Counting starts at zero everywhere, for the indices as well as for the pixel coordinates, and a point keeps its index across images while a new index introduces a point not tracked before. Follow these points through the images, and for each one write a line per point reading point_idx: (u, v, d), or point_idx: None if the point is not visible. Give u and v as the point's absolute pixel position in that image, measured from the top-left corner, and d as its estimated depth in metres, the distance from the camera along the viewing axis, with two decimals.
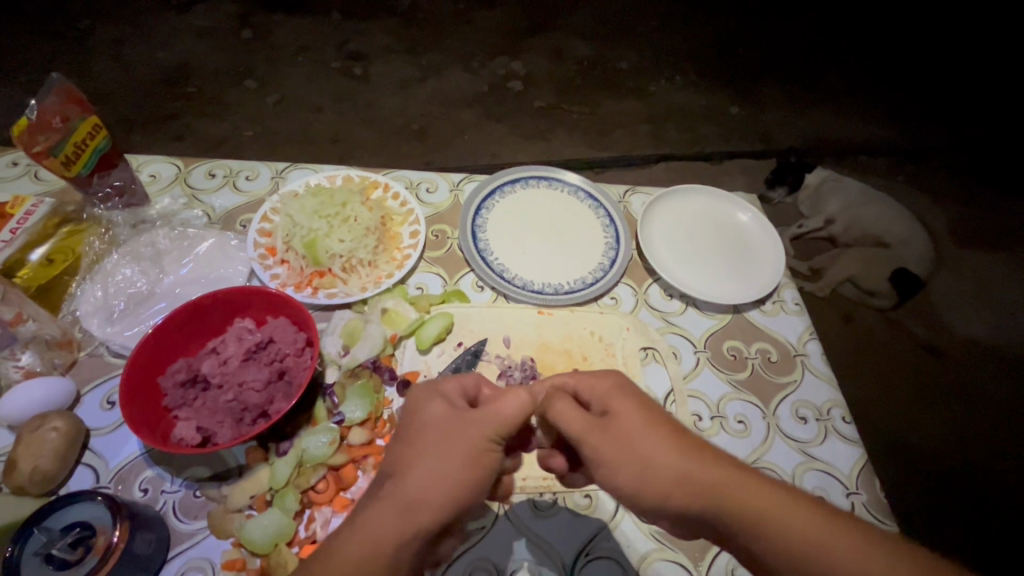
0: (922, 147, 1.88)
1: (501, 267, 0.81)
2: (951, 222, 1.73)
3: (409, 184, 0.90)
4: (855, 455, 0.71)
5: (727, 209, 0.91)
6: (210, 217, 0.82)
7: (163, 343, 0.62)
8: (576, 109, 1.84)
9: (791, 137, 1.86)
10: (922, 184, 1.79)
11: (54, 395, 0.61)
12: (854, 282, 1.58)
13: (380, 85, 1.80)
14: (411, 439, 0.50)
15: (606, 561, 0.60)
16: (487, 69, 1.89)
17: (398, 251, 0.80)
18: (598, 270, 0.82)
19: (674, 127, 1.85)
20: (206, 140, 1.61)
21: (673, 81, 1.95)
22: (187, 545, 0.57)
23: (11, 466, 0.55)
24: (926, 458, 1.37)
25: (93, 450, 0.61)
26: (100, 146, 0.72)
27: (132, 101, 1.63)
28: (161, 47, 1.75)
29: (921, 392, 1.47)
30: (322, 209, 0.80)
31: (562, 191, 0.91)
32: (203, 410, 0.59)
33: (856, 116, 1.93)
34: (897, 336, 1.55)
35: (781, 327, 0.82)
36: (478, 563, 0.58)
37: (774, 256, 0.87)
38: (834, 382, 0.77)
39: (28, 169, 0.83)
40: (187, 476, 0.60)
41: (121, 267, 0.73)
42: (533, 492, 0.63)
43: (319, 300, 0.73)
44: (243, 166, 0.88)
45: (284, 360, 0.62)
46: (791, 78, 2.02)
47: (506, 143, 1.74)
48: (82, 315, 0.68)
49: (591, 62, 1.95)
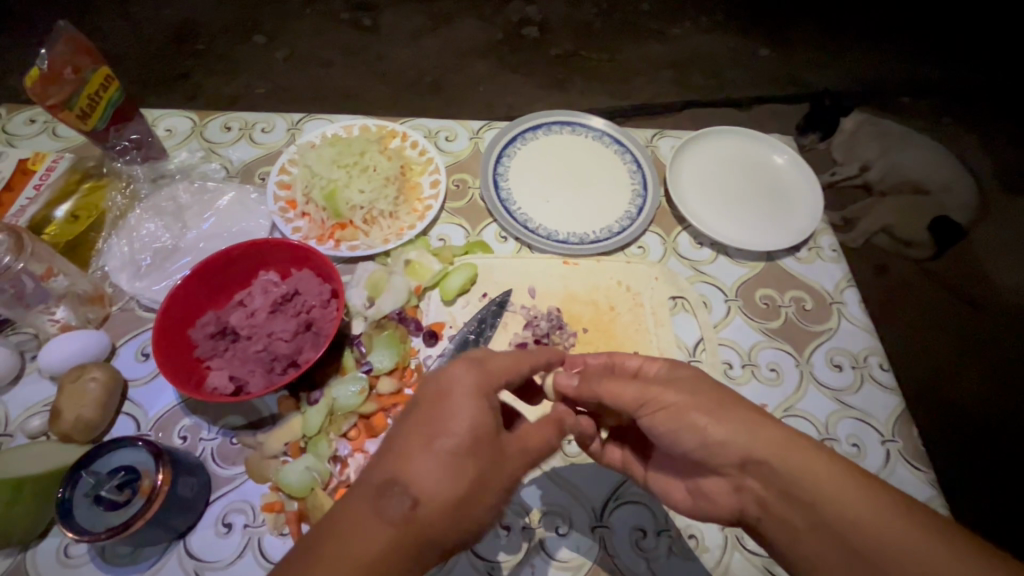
0: (971, 84, 1.75)
1: (525, 217, 0.78)
2: (998, 161, 1.62)
3: (427, 133, 0.87)
4: (924, 487, 0.64)
5: (762, 150, 0.87)
6: (228, 170, 0.81)
7: (192, 296, 0.62)
8: (597, 55, 1.75)
9: (826, 79, 1.75)
10: (969, 125, 1.67)
11: (90, 348, 0.63)
12: (890, 232, 1.51)
13: (392, 36, 1.73)
14: (437, 438, 0.42)
15: (636, 506, 0.60)
16: (501, 15, 1.80)
17: (419, 202, 0.79)
18: (625, 219, 0.79)
19: (702, 70, 1.75)
20: (218, 99, 1.58)
21: (700, 22, 1.84)
22: (227, 488, 0.58)
23: (55, 415, 0.57)
24: (955, 407, 1.35)
25: (133, 400, 0.63)
26: (113, 99, 0.70)
27: (143, 60, 1.60)
28: (167, 4, 1.70)
29: (957, 343, 1.43)
30: (340, 158, 0.78)
31: (586, 136, 0.87)
32: (234, 360, 0.60)
33: (895, 54, 1.81)
34: (931, 287, 1.50)
35: (816, 274, 0.78)
36: (509, 507, 0.59)
37: (812, 201, 0.82)
38: (872, 330, 0.74)
39: (45, 125, 0.82)
40: (224, 424, 0.62)
41: (144, 222, 0.73)
42: (561, 439, 0.64)
43: (342, 252, 0.72)
44: (258, 118, 0.86)
45: (310, 312, 0.62)
46: (828, 15, 1.88)
47: (523, 93, 1.68)
48: (111, 270, 0.69)
49: (611, 4, 1.84)
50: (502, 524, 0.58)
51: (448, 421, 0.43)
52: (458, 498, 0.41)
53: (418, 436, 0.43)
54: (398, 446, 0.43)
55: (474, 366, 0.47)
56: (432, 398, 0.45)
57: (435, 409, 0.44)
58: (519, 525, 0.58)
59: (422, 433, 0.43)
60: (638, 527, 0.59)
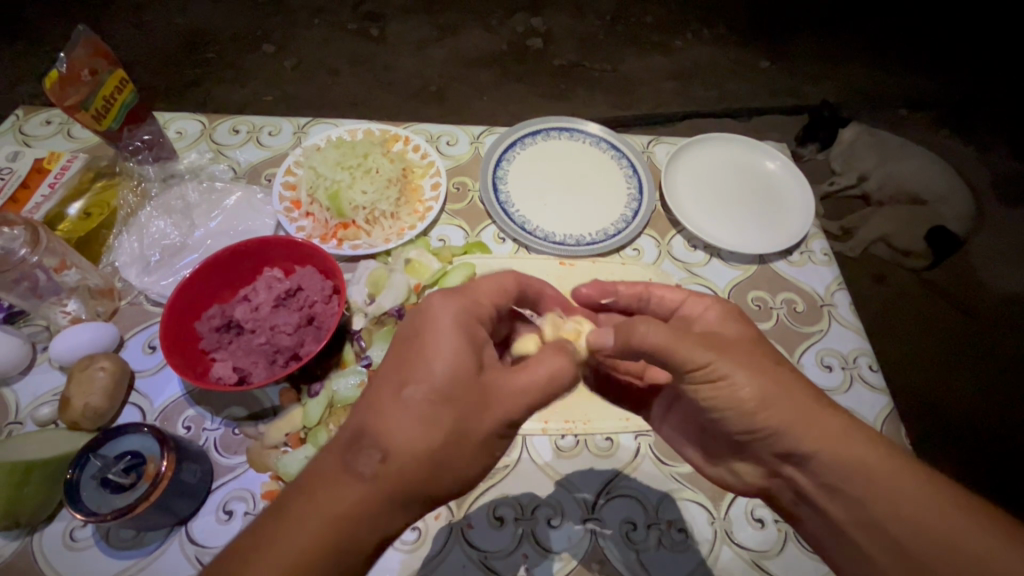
0: (967, 98, 1.77)
1: (522, 219, 0.81)
2: (994, 173, 1.64)
3: (429, 138, 0.90)
4: None
5: (755, 157, 0.89)
6: (236, 171, 0.83)
7: (199, 290, 0.65)
8: (599, 66, 1.79)
9: (825, 91, 1.78)
10: (965, 137, 1.69)
11: (99, 339, 0.65)
12: (887, 241, 1.52)
13: (397, 46, 1.77)
14: (413, 378, 0.44)
15: (627, 500, 0.61)
16: (505, 26, 1.84)
17: (420, 204, 0.81)
18: (620, 222, 0.81)
19: (701, 81, 1.78)
20: (226, 105, 1.62)
21: (700, 35, 1.87)
22: (229, 477, 0.60)
23: (65, 403, 0.59)
24: (950, 415, 1.35)
25: (140, 390, 0.65)
26: (127, 101, 0.73)
27: (155, 68, 1.64)
28: (180, 13, 1.74)
29: (954, 352, 1.43)
30: (344, 160, 0.81)
31: (583, 141, 0.89)
32: (238, 352, 0.62)
33: (893, 67, 1.84)
34: (928, 295, 1.50)
35: (808, 277, 0.80)
36: (503, 499, 0.61)
37: (804, 206, 0.84)
38: (862, 332, 0.75)
39: (61, 127, 0.85)
40: (227, 415, 0.63)
41: (154, 220, 0.75)
42: (555, 435, 0.65)
43: (344, 250, 0.74)
44: (266, 122, 0.89)
45: (313, 307, 0.64)
46: (826, 29, 1.92)
47: (525, 102, 1.71)
48: (122, 266, 0.71)
49: (613, 18, 1.88)
50: (495, 515, 0.60)
51: (425, 359, 0.44)
52: (433, 444, 0.42)
53: (398, 375, 0.45)
54: (376, 395, 0.44)
55: (453, 299, 0.48)
56: (413, 334, 0.47)
57: (416, 346, 0.46)
58: (513, 517, 0.60)
59: (400, 372, 0.45)
60: (629, 520, 0.60)
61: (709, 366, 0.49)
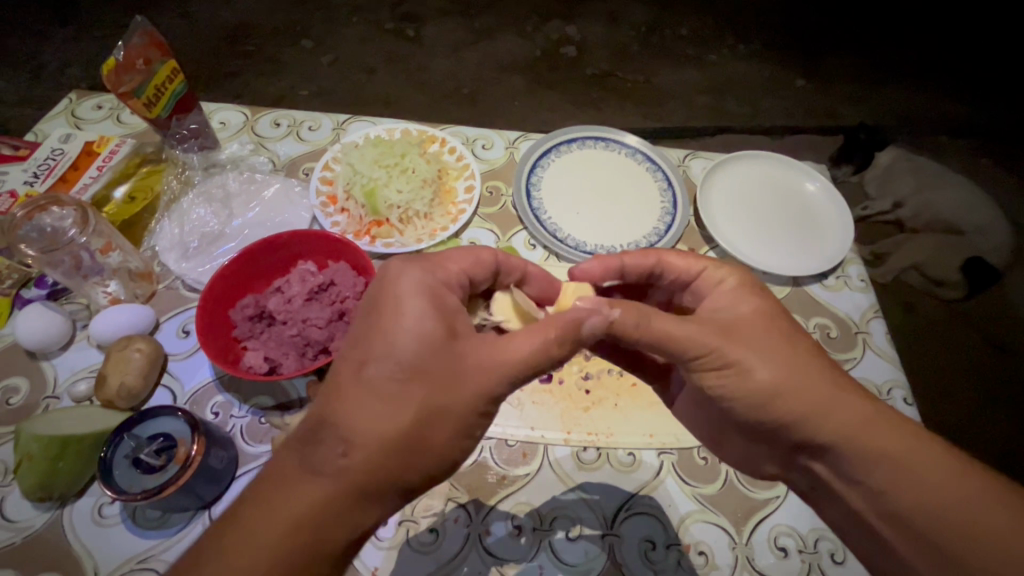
0: (1012, 128, 1.72)
1: (554, 226, 0.80)
2: None
3: (465, 140, 0.90)
4: None
5: (793, 178, 0.87)
6: (275, 164, 0.84)
7: (234, 278, 0.66)
8: (632, 77, 1.78)
9: (862, 113, 1.74)
10: (1009, 168, 1.64)
11: (137, 321, 0.66)
12: (920, 270, 1.48)
13: (432, 47, 1.79)
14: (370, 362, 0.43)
15: (647, 517, 0.60)
16: (540, 33, 1.84)
17: (454, 206, 0.81)
18: (653, 235, 0.80)
19: (735, 97, 1.76)
20: (263, 97, 1.65)
21: (736, 50, 1.85)
22: (253, 465, 0.61)
23: (102, 380, 0.61)
24: (980, 451, 1.31)
25: (172, 373, 0.66)
26: (176, 91, 0.75)
27: (197, 58, 1.69)
28: (224, 6, 1.79)
29: (986, 387, 1.39)
30: (382, 159, 0.82)
31: (619, 152, 0.89)
32: (270, 342, 0.63)
33: (935, 93, 1.79)
34: (961, 327, 1.46)
35: (843, 303, 0.78)
36: (522, 507, 0.60)
37: (841, 230, 0.82)
38: (897, 363, 0.73)
39: (110, 112, 0.87)
40: (254, 403, 0.64)
41: (196, 207, 0.77)
42: (577, 446, 0.64)
43: (377, 248, 0.75)
44: (306, 117, 0.90)
45: (344, 302, 0.65)
46: (868, 51, 1.88)
47: (557, 109, 1.70)
48: (162, 250, 0.73)
49: (648, 29, 1.88)
50: (514, 523, 0.59)
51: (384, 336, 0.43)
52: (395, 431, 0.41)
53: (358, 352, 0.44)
54: (337, 379, 0.44)
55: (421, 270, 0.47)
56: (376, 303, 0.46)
57: (376, 319, 0.45)
58: (530, 526, 0.59)
59: (359, 352, 0.44)
60: (648, 538, 0.59)
61: (745, 386, 0.48)
